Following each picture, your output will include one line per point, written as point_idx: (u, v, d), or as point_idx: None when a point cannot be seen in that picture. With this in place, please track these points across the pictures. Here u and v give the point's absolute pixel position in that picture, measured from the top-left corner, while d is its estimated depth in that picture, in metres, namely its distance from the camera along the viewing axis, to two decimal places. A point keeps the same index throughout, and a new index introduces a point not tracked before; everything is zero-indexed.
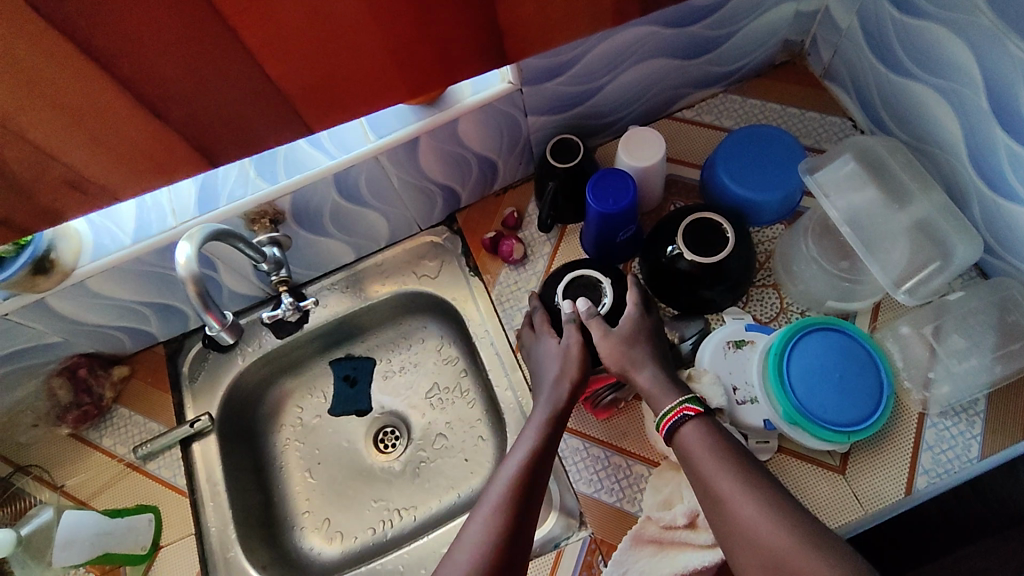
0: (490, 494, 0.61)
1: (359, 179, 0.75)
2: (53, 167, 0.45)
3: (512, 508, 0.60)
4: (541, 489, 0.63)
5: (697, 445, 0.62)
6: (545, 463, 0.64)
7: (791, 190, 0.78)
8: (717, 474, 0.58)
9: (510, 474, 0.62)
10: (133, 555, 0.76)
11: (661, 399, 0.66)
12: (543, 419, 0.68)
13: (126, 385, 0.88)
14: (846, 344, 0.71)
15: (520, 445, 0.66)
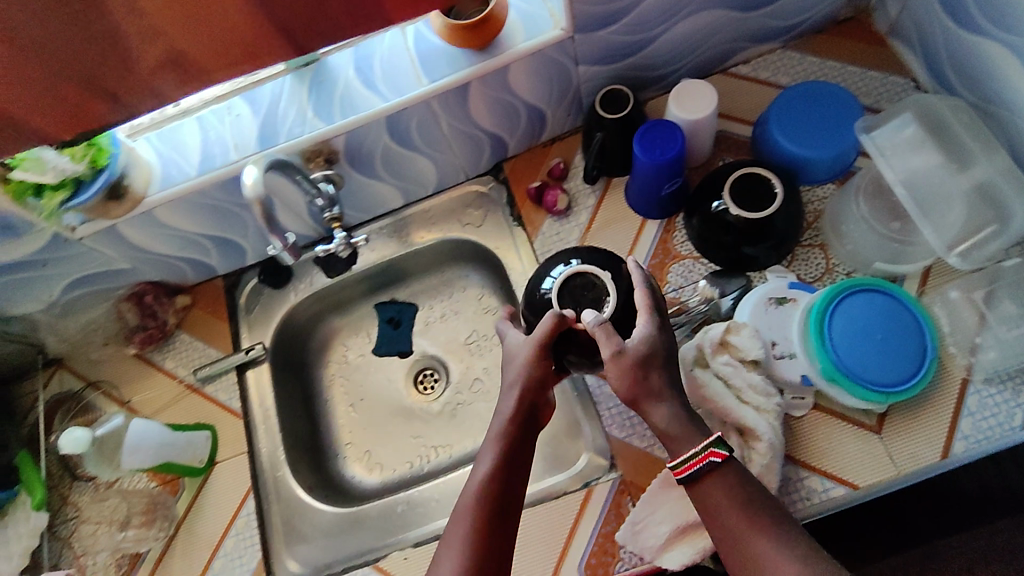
0: (455, 526, 0.56)
1: (411, 122, 0.77)
2: (160, 40, 0.50)
3: (480, 542, 0.55)
4: (510, 508, 0.58)
5: (718, 494, 0.56)
6: (509, 477, 0.59)
7: (846, 148, 0.76)
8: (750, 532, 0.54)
9: (472, 500, 0.57)
10: (192, 466, 0.82)
11: (682, 439, 0.58)
12: (503, 428, 0.61)
13: (187, 314, 0.94)
14: (891, 307, 0.70)
15: (481, 461, 0.60)
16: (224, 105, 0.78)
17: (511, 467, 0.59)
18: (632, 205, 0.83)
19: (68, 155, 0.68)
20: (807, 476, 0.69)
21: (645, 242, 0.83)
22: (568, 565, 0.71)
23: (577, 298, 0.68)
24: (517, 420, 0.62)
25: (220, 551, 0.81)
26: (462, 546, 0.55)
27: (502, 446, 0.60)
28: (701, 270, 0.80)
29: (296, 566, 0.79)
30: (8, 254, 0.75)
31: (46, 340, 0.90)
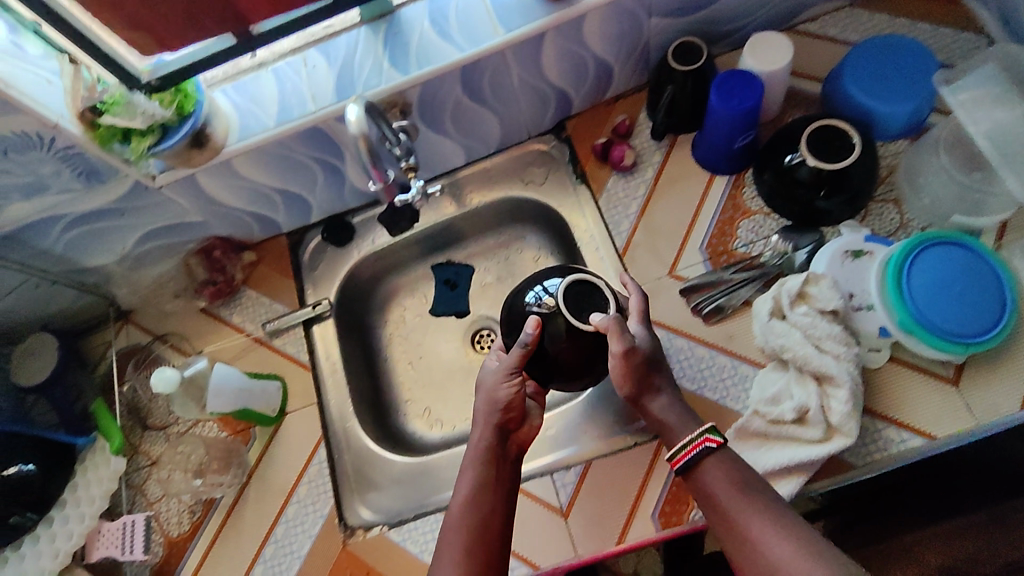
0: (443, 553, 0.60)
1: (484, 74, 0.77)
2: None
3: (468, 562, 0.59)
4: (491, 530, 0.62)
5: (717, 481, 0.61)
6: (487, 500, 0.63)
7: (922, 103, 0.76)
8: (744, 516, 0.57)
9: (453, 527, 0.61)
10: (266, 415, 0.84)
11: (680, 430, 0.65)
12: (477, 457, 0.65)
13: (253, 270, 0.96)
14: (971, 259, 0.70)
15: (459, 487, 0.64)
16: (299, 57, 0.79)
17: (488, 492, 0.63)
18: (701, 161, 0.83)
19: (157, 100, 0.69)
20: (884, 427, 0.69)
21: (713, 199, 0.83)
22: (642, 513, 0.73)
23: (578, 307, 0.67)
24: (493, 442, 0.66)
25: (294, 497, 0.83)
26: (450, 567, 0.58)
27: (477, 473, 0.64)
28: (771, 225, 0.80)
29: (369, 512, 0.82)
30: (92, 201, 0.77)
31: (118, 293, 0.93)
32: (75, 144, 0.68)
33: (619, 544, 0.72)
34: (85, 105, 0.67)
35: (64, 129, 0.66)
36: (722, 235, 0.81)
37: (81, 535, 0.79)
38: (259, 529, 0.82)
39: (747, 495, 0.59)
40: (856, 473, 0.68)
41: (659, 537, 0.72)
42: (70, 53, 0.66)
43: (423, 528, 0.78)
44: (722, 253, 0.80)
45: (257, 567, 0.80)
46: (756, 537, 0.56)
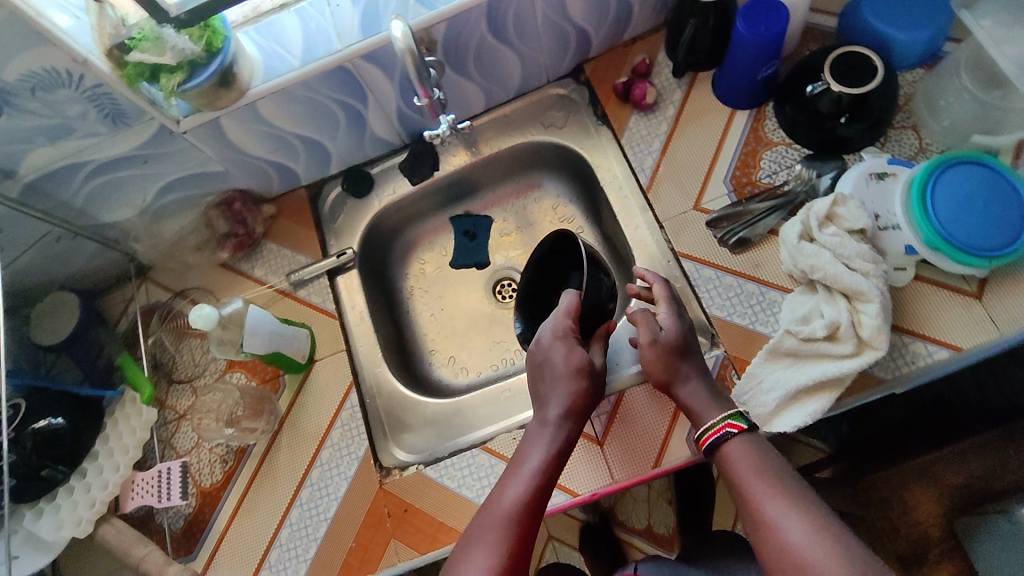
0: (493, 528, 0.59)
1: (509, 9, 0.77)
2: None
3: (515, 539, 0.59)
4: (540, 523, 0.61)
5: (738, 464, 0.61)
6: (545, 493, 0.63)
7: (939, 31, 0.77)
8: (763, 498, 0.57)
9: (513, 506, 0.60)
10: (297, 362, 0.84)
11: (707, 413, 0.65)
12: (547, 452, 0.66)
13: (274, 223, 0.95)
14: (991, 177, 0.72)
15: (523, 473, 0.64)
16: None
17: (548, 485, 0.64)
18: (722, 98, 0.84)
19: (185, 35, 0.68)
20: (911, 341, 0.71)
21: (735, 133, 0.84)
22: (677, 437, 0.75)
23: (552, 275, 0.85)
24: (568, 442, 0.67)
25: (327, 441, 0.83)
26: (501, 540, 0.58)
27: (545, 464, 0.65)
28: (793, 155, 0.81)
29: (404, 454, 0.83)
30: (116, 147, 0.76)
31: (138, 249, 0.92)
32: (103, 83, 0.67)
33: (655, 467, 0.74)
34: (112, 42, 0.66)
35: (94, 66, 0.65)
36: (746, 167, 0.82)
37: (116, 485, 0.79)
38: (294, 474, 0.83)
39: (767, 480, 0.58)
40: (886, 386, 0.70)
41: (695, 459, 0.74)
42: None
43: (460, 463, 0.79)
44: (746, 184, 0.81)
45: (294, 510, 0.81)
46: (768, 519, 0.56)
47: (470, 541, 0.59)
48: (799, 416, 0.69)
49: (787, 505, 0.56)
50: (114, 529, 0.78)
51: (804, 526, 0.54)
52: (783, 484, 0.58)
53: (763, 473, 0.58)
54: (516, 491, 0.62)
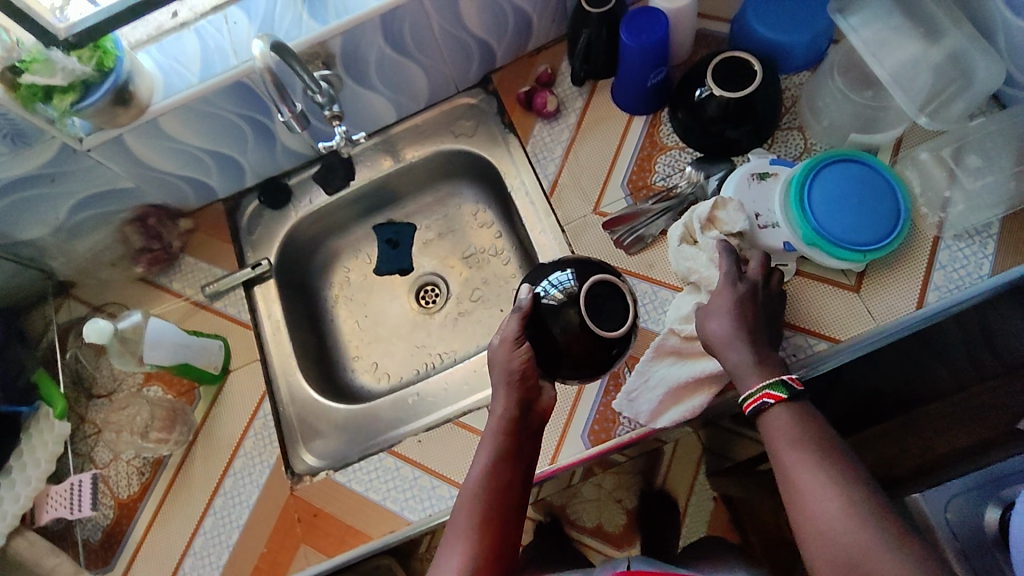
0: (459, 520, 0.60)
1: (404, 23, 0.79)
2: None
3: (485, 528, 0.59)
4: (510, 500, 0.61)
5: (781, 431, 0.59)
6: (505, 471, 0.62)
7: (819, 33, 0.79)
8: (802, 468, 0.56)
9: (472, 496, 0.60)
10: (209, 373, 0.85)
11: (745, 377, 0.63)
12: (498, 430, 0.64)
13: (191, 237, 0.96)
14: (866, 173, 0.74)
15: (479, 458, 0.63)
16: (221, 15, 0.81)
17: (507, 463, 0.63)
18: (621, 105, 0.87)
19: (75, 57, 0.71)
20: (792, 335, 0.74)
21: (632, 138, 0.86)
22: (572, 435, 0.77)
23: (592, 294, 0.66)
24: (515, 414, 0.64)
25: (240, 450, 0.84)
26: (468, 534, 0.58)
27: (499, 442, 0.63)
28: (684, 157, 0.84)
29: (314, 459, 0.85)
30: (18, 167, 0.77)
31: (55, 266, 0.93)
32: None
33: (552, 464, 0.76)
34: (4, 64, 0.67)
35: None
36: (641, 170, 0.84)
37: (28, 498, 0.80)
38: (209, 481, 0.84)
39: (804, 449, 0.57)
40: None
41: (590, 454, 0.76)
42: None
43: (368, 467, 0.80)
44: (642, 187, 0.84)
45: (207, 518, 0.82)
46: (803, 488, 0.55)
47: (445, 537, 0.59)
48: (679, 412, 0.72)
49: (815, 479, 0.54)
50: (26, 542, 0.79)
51: (836, 499, 0.53)
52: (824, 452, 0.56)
53: (801, 442, 0.57)
54: (476, 480, 0.61)
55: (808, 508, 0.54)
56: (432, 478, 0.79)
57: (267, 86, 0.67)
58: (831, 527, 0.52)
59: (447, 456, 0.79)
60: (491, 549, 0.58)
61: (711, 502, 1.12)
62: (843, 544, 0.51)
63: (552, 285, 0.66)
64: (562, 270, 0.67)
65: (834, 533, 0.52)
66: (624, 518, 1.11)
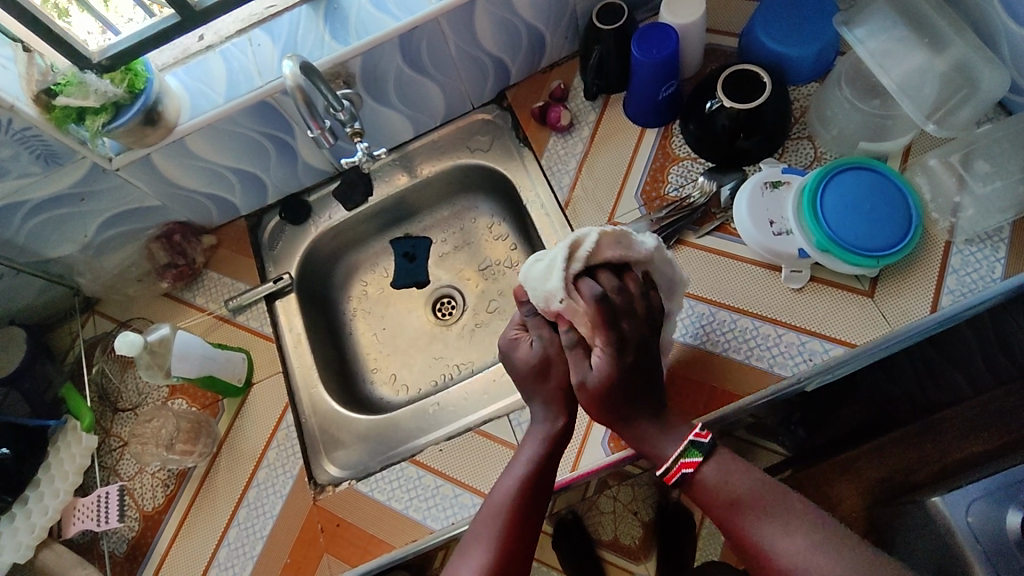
0: (488, 517, 0.63)
1: (421, 42, 0.82)
2: None
3: (511, 530, 0.61)
4: (538, 509, 0.64)
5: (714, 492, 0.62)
6: (540, 480, 0.65)
7: (826, 44, 0.81)
8: (752, 526, 0.59)
9: (505, 496, 0.63)
10: (232, 385, 0.87)
11: (662, 441, 0.64)
12: (541, 441, 0.67)
13: (214, 253, 0.99)
14: (878, 180, 0.76)
15: (514, 469, 0.66)
16: (244, 38, 0.83)
17: (542, 473, 0.65)
18: (633, 119, 0.89)
19: (108, 79, 0.73)
20: (808, 339, 0.75)
21: (645, 150, 0.88)
22: (592, 443, 0.78)
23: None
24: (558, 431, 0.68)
25: (264, 462, 0.86)
26: (494, 535, 0.61)
27: (538, 453, 0.66)
28: (697, 168, 0.85)
29: (337, 469, 0.87)
30: (50, 186, 0.79)
31: (82, 282, 0.95)
32: (31, 126, 0.70)
33: (572, 471, 0.77)
34: (39, 87, 0.71)
35: (20, 111, 0.69)
36: (655, 182, 0.86)
37: (56, 510, 0.81)
38: (233, 492, 0.85)
39: (746, 507, 0.60)
40: (787, 383, 0.73)
41: (610, 461, 0.77)
42: (24, 42, 0.70)
43: (390, 477, 0.81)
44: (655, 198, 0.85)
45: (232, 530, 0.83)
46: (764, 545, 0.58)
47: (473, 532, 0.63)
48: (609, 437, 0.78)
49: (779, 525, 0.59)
50: (54, 554, 0.80)
51: (797, 545, 0.57)
52: (764, 502, 0.60)
53: (739, 500, 0.61)
54: (511, 484, 0.64)
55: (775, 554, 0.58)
56: (453, 487, 0.79)
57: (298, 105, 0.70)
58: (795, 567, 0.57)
59: (468, 465, 0.80)
60: (513, 551, 0.61)
61: None
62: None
63: None
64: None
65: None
66: (642, 531, 1.07)
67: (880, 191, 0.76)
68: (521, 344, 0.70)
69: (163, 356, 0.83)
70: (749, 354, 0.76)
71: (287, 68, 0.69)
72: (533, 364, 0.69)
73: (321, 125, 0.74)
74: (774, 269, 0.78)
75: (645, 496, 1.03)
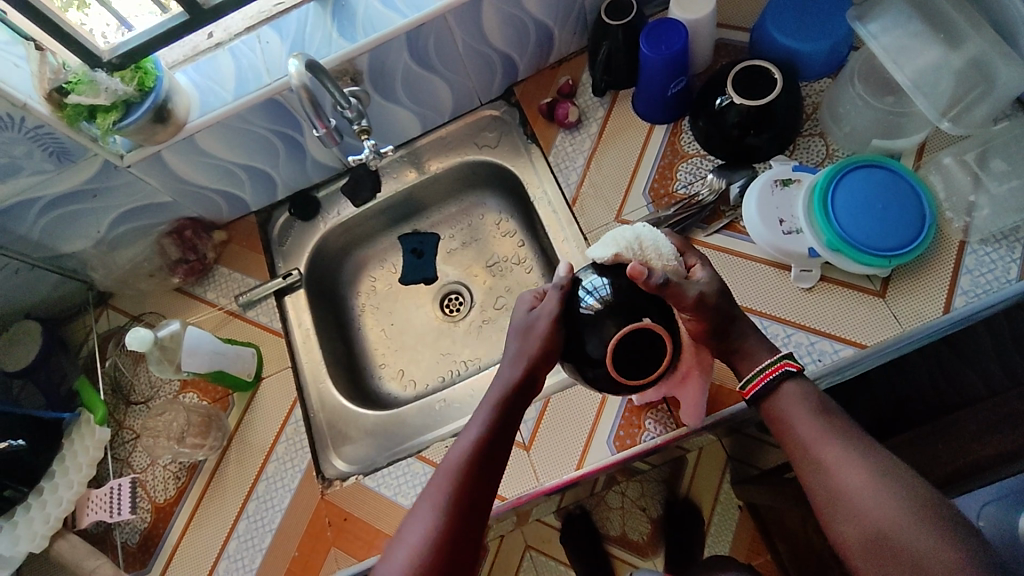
0: (434, 486, 0.61)
1: (428, 39, 0.82)
2: None
3: (456, 497, 0.59)
4: (489, 475, 0.62)
5: (794, 401, 0.63)
6: (489, 446, 0.62)
7: (839, 40, 0.80)
8: (823, 440, 0.59)
9: (453, 462, 0.61)
10: (242, 380, 0.88)
11: (753, 358, 0.67)
12: (493, 405, 0.65)
13: (224, 249, 1.00)
14: (890, 178, 0.75)
15: (465, 435, 0.63)
16: (253, 35, 0.84)
17: (494, 437, 0.63)
18: (642, 115, 0.88)
19: (118, 77, 0.74)
20: (818, 340, 0.74)
21: (654, 147, 0.87)
22: (598, 439, 0.78)
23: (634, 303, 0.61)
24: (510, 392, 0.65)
25: (273, 455, 0.87)
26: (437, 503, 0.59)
27: (488, 417, 0.64)
28: (706, 166, 0.84)
29: (344, 464, 0.87)
30: (64, 183, 0.80)
31: (95, 277, 0.96)
32: (43, 124, 0.71)
33: (577, 469, 0.77)
34: (52, 85, 0.71)
35: (33, 109, 0.70)
36: (663, 179, 0.85)
37: (70, 501, 0.83)
38: (242, 486, 0.86)
39: (824, 422, 0.60)
40: None
41: (616, 459, 0.77)
42: (36, 39, 0.70)
43: (396, 473, 0.82)
44: (664, 195, 0.85)
45: (241, 523, 0.84)
46: (828, 462, 0.58)
47: (418, 500, 0.61)
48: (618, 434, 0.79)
49: (841, 450, 0.58)
50: (68, 544, 0.82)
51: (859, 470, 0.56)
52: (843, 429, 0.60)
53: (821, 415, 0.61)
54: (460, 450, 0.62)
55: (833, 476, 0.58)
56: None
57: (303, 104, 0.70)
58: (851, 491, 0.56)
59: None
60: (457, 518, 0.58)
61: (738, 513, 1.08)
62: (867, 508, 0.55)
63: (585, 294, 0.63)
64: (597, 275, 0.64)
65: (871, 500, 0.55)
66: (649, 527, 1.09)
67: (893, 189, 0.74)
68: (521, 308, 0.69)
69: (174, 351, 0.84)
70: None
71: (292, 68, 0.69)
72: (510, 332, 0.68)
73: (327, 124, 0.74)
74: (784, 269, 0.78)
75: (654, 491, 1.04)
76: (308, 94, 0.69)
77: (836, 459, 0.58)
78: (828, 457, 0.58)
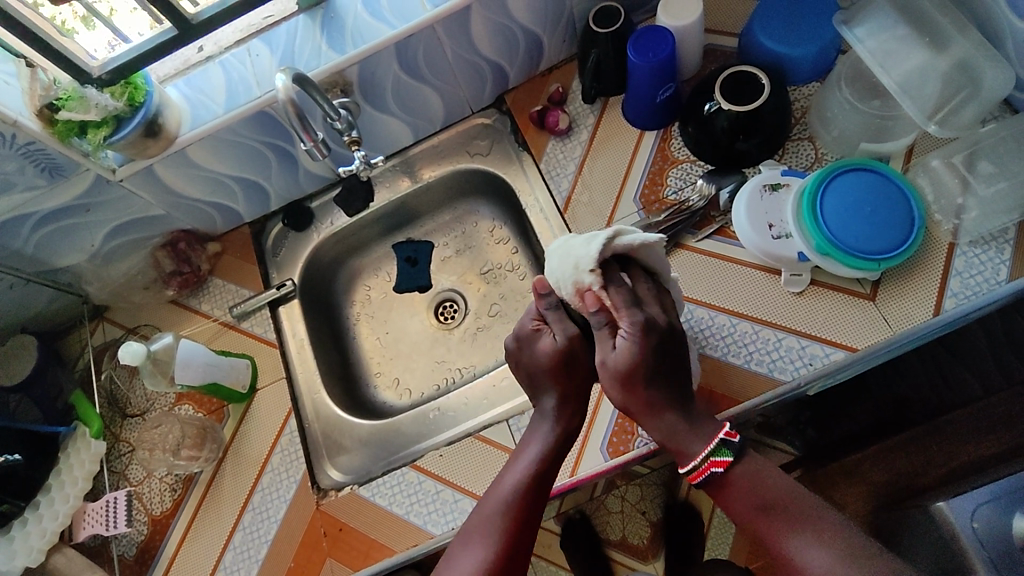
0: (487, 516, 0.65)
1: (417, 49, 0.82)
2: None
3: (509, 526, 0.64)
4: (538, 507, 0.67)
5: (737, 498, 0.63)
6: (540, 481, 0.68)
7: (826, 44, 0.80)
8: (776, 535, 0.60)
9: (506, 494, 0.66)
10: (237, 391, 0.88)
11: (686, 443, 0.65)
12: (545, 441, 0.70)
13: (219, 260, 1.00)
14: (879, 182, 0.75)
15: (517, 469, 0.69)
16: (244, 48, 0.84)
17: (545, 473, 0.68)
18: (632, 121, 0.88)
19: (108, 93, 0.74)
20: (808, 344, 0.74)
21: (643, 153, 0.88)
22: (591, 447, 0.78)
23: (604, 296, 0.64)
24: (561, 431, 0.70)
25: (268, 466, 0.87)
26: (492, 532, 0.64)
27: (540, 453, 0.69)
28: (696, 171, 0.84)
29: (339, 474, 0.88)
30: (56, 198, 0.81)
31: (90, 290, 0.96)
32: (35, 141, 0.72)
33: (571, 477, 0.77)
34: (42, 102, 0.72)
35: (23, 126, 0.70)
36: (654, 185, 0.86)
37: (66, 515, 0.83)
38: (238, 497, 0.86)
39: (769, 514, 0.61)
40: (786, 388, 0.73)
41: (610, 466, 0.77)
42: (26, 56, 0.71)
43: (391, 482, 0.82)
44: (654, 201, 0.85)
45: (237, 534, 0.84)
46: (787, 554, 0.59)
47: (470, 528, 0.66)
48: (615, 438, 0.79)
49: (798, 538, 0.59)
50: (65, 558, 0.82)
51: (820, 556, 0.57)
52: (794, 514, 0.60)
53: (764, 508, 0.61)
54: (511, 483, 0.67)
55: (800, 565, 0.58)
56: (453, 492, 0.80)
57: (291, 118, 0.70)
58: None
59: (469, 470, 0.81)
60: (509, 546, 0.63)
61: None
62: None
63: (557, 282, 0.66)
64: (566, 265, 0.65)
65: None
66: (650, 531, 1.08)
67: (882, 192, 0.75)
68: (540, 338, 0.72)
69: (167, 364, 0.84)
70: (748, 359, 0.75)
71: (280, 81, 0.69)
72: (550, 360, 0.71)
73: (316, 137, 0.74)
74: (774, 273, 0.78)
75: (653, 495, 1.06)
76: (296, 108, 0.70)
77: (793, 549, 0.59)
78: (787, 547, 0.59)
